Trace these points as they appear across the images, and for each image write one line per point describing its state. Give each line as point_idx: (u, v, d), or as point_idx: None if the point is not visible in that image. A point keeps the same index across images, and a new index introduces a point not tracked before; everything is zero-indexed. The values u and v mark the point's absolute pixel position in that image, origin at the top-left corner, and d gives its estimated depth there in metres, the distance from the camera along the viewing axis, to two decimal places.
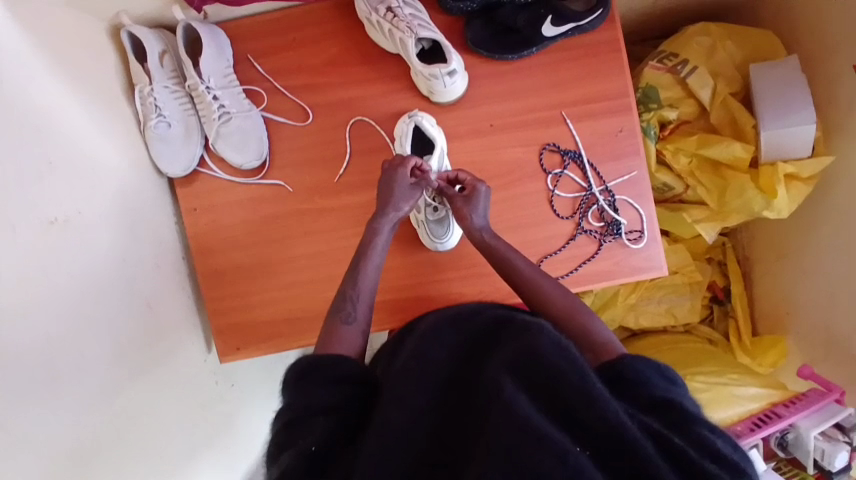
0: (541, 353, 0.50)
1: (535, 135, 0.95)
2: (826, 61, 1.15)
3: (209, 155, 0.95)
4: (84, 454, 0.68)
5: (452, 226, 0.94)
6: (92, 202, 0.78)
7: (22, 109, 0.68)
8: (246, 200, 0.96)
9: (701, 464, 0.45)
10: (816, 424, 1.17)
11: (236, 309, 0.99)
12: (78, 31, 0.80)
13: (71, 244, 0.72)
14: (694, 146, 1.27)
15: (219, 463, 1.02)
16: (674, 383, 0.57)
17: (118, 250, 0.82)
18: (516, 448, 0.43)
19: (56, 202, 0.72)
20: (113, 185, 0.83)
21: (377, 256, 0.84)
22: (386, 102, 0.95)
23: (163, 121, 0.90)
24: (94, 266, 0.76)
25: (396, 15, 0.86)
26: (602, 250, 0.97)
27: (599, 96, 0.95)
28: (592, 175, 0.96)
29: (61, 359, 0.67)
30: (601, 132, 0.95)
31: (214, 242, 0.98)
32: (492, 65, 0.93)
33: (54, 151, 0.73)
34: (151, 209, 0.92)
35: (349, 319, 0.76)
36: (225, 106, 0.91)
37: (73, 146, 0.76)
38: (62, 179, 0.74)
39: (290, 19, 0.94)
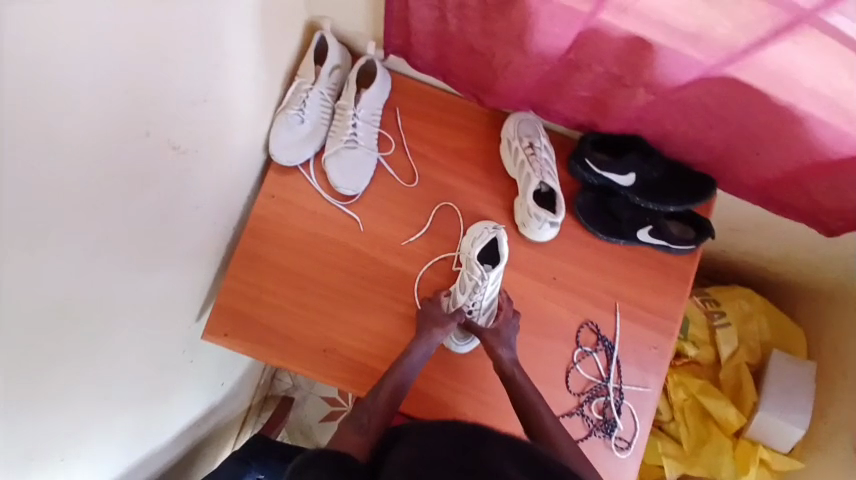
0: (536, 458, 0.70)
1: (584, 309, 1.01)
2: (838, 383, 1.24)
3: (314, 161, 1.01)
4: (61, 357, 0.64)
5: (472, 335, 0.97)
6: (210, 144, 0.81)
7: (221, 53, 0.72)
8: (319, 214, 1.01)
9: None
10: None
11: (247, 298, 0.99)
12: (292, 15, 0.87)
13: (172, 168, 0.73)
14: (695, 388, 1.32)
15: (138, 435, 0.95)
16: None
17: (198, 195, 0.83)
18: None
19: (187, 130, 0.73)
20: (231, 138, 0.87)
21: (407, 373, 0.92)
22: (482, 209, 1.02)
23: (300, 115, 0.97)
24: (172, 202, 0.76)
25: (533, 153, 0.96)
26: (588, 440, 0.99)
27: (652, 308, 1.02)
28: (613, 370, 1.00)
29: (103, 264, 0.65)
30: (637, 338, 1.01)
31: (269, 233, 1.00)
32: (581, 232, 1.01)
33: (217, 94, 0.76)
34: (241, 173, 0.96)
35: (365, 431, 0.83)
36: (357, 136, 0.98)
37: (229, 97, 0.80)
38: (204, 114, 0.75)
39: (446, 101, 1.04)
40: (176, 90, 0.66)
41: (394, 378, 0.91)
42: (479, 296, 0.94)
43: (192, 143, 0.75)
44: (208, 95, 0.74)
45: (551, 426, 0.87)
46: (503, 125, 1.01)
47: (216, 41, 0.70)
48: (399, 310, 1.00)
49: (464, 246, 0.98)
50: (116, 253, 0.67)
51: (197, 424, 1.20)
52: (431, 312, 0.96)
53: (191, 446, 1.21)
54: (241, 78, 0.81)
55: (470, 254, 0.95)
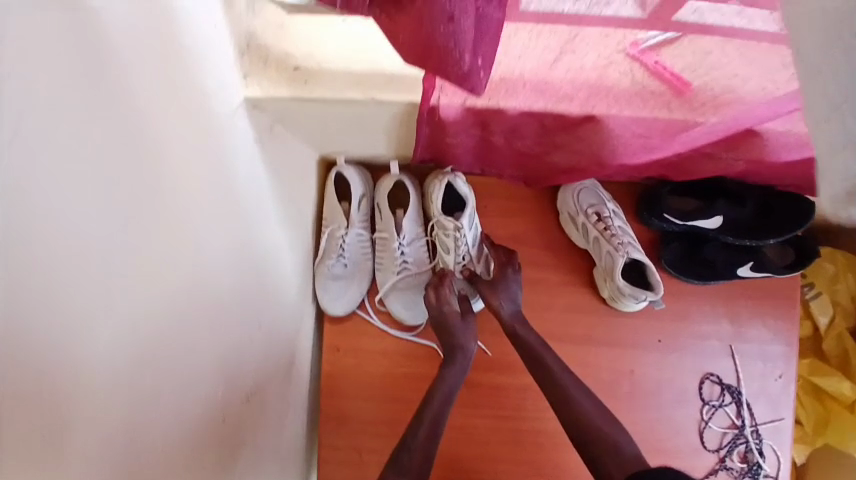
0: None
1: (699, 363, 0.93)
2: None
3: (369, 298, 0.90)
4: None
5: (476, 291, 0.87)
6: (269, 340, 0.71)
7: (253, 276, 0.64)
8: (393, 352, 0.91)
9: None
10: None
11: (349, 465, 0.90)
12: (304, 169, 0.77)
13: (245, 420, 0.64)
14: (803, 369, 1.28)
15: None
16: None
17: (273, 418, 0.74)
18: None
19: (242, 344, 0.63)
20: (288, 317, 0.77)
21: (446, 393, 0.75)
22: (562, 292, 0.92)
23: (341, 261, 0.87)
24: (253, 420, 0.67)
25: (607, 225, 0.86)
26: None
27: (768, 339, 0.94)
28: (746, 412, 0.93)
29: None
30: (761, 374, 0.93)
31: (346, 388, 0.90)
32: (673, 284, 0.93)
33: (262, 311, 0.67)
34: (303, 341, 0.86)
35: (407, 469, 0.65)
36: (408, 262, 0.88)
37: (274, 299, 0.71)
38: (250, 316, 0.64)
39: (487, 186, 0.93)
40: (222, 356, 0.58)
41: (431, 404, 0.74)
42: (463, 247, 0.84)
43: (254, 377, 0.66)
44: (251, 293, 0.64)
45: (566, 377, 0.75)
46: (559, 198, 0.90)
47: (245, 270, 0.62)
48: (508, 424, 0.92)
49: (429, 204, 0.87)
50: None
51: None
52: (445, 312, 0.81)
53: None
54: (279, 271, 0.72)
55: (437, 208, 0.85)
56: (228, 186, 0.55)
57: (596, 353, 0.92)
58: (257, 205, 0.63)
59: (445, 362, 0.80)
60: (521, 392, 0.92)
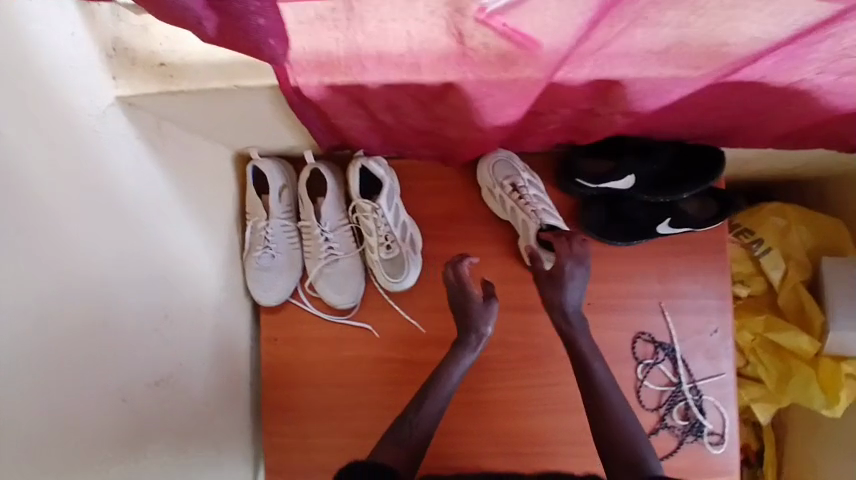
0: None
1: (631, 322, 0.94)
2: None
3: (302, 288, 0.92)
4: None
5: (408, 265, 0.88)
6: (178, 321, 0.73)
7: (162, 267, 0.70)
8: (328, 338, 0.93)
9: None
10: None
11: (294, 449, 0.93)
12: (210, 164, 0.80)
13: (158, 402, 0.70)
14: (760, 326, 1.27)
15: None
16: None
17: (206, 394, 0.80)
18: None
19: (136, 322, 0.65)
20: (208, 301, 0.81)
21: (456, 373, 0.80)
22: (491, 263, 0.94)
23: (268, 252, 0.88)
24: (160, 400, 0.71)
25: (522, 196, 0.88)
26: (682, 448, 0.94)
27: (698, 293, 0.95)
28: (683, 370, 0.94)
29: None
30: (693, 330, 0.95)
31: (285, 376, 0.93)
32: (599, 247, 0.94)
33: (181, 298, 0.74)
34: (234, 332, 0.89)
35: (403, 443, 0.73)
36: (334, 248, 0.89)
37: (193, 287, 0.77)
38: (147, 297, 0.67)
39: (410, 167, 0.95)
40: (132, 340, 0.65)
41: (440, 383, 0.79)
42: (383, 227, 0.85)
43: (180, 353, 0.74)
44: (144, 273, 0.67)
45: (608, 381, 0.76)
46: (478, 173, 0.92)
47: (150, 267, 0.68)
48: (449, 398, 0.94)
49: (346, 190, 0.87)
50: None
51: None
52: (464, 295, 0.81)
53: None
54: (195, 262, 0.77)
55: (354, 193, 0.85)
56: (96, 178, 0.58)
57: (528, 320, 0.94)
58: (155, 202, 0.68)
59: (460, 341, 0.82)
60: None
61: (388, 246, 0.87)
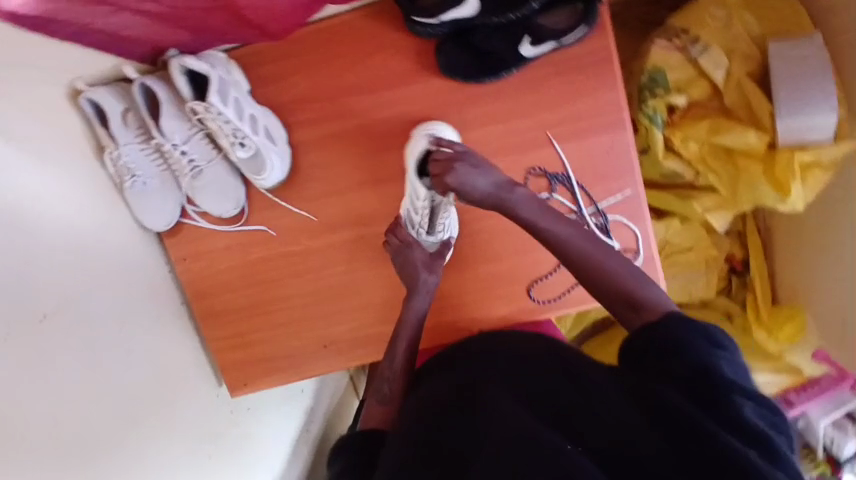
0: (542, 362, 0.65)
1: (519, 160, 0.90)
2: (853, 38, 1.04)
3: (189, 205, 0.95)
4: None
5: (267, 158, 0.87)
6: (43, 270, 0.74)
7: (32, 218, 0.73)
8: (232, 245, 0.97)
9: (724, 442, 0.50)
10: (825, 412, 1.34)
11: (239, 347, 1.03)
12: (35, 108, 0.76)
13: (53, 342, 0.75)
14: (704, 133, 1.16)
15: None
16: (717, 345, 0.60)
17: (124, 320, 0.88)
18: (526, 436, 0.55)
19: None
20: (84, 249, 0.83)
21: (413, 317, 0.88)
22: (363, 135, 0.91)
23: (137, 180, 0.90)
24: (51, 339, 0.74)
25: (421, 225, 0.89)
26: None
27: (588, 112, 0.87)
28: (583, 197, 0.91)
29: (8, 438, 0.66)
30: (589, 153, 0.89)
31: (208, 287, 1.00)
32: (469, 89, 0.87)
33: (59, 241, 0.78)
34: (138, 262, 0.94)
35: (388, 399, 0.82)
36: (195, 159, 0.88)
37: (69, 229, 0.80)
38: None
39: (254, 53, 0.88)
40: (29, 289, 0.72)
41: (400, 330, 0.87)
42: (227, 124, 0.82)
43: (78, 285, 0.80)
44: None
45: (584, 243, 0.75)
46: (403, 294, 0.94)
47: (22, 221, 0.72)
48: (361, 275, 0.97)
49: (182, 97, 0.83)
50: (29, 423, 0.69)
51: (304, 432, 1.26)
52: (411, 257, 0.89)
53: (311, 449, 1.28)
54: (62, 207, 0.79)
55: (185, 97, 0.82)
56: None
57: None
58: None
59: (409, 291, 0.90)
60: (361, 243, 0.96)
61: (242, 143, 0.85)
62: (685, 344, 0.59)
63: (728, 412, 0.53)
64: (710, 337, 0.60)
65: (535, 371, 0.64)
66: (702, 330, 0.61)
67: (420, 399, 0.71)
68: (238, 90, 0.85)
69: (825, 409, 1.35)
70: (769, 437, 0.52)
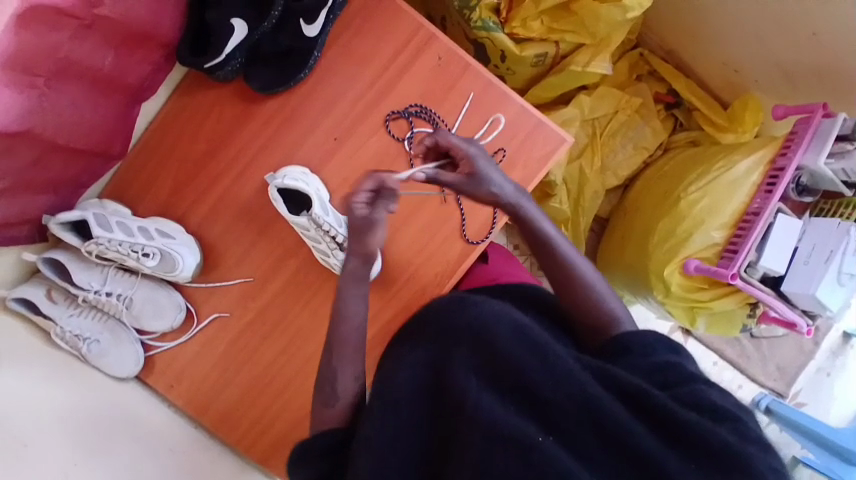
0: (505, 347, 0.58)
1: (375, 119, 0.97)
2: None
3: (147, 337, 1.00)
4: None
5: (173, 253, 0.93)
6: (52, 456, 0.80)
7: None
8: (201, 347, 1.01)
9: (688, 423, 0.53)
10: (820, 152, 1.15)
11: (262, 435, 1.02)
12: None
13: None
14: (534, 8, 1.21)
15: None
16: (674, 351, 0.65)
17: (137, 467, 0.89)
18: (495, 430, 0.52)
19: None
20: (80, 418, 0.87)
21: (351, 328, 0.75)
22: (245, 185, 0.98)
23: (90, 341, 0.95)
24: None
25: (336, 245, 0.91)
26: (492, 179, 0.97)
27: (400, 43, 0.95)
28: (440, 122, 0.96)
29: None
30: (426, 71, 0.95)
31: (204, 397, 1.01)
32: (297, 92, 0.96)
33: (59, 423, 0.84)
34: (132, 407, 0.98)
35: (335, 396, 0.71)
36: (121, 293, 0.96)
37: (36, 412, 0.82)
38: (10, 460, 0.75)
39: (128, 179, 1.01)
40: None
41: (340, 351, 0.74)
42: (124, 244, 0.91)
43: (73, 453, 0.83)
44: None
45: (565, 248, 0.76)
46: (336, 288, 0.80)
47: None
48: (319, 301, 1.00)
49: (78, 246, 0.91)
50: None
51: None
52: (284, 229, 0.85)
53: None
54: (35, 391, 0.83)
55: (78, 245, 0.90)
56: None
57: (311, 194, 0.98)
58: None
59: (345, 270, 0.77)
60: (302, 272, 1.00)
61: (145, 253, 0.92)
62: (649, 349, 0.64)
63: (692, 392, 0.57)
64: (669, 346, 0.65)
65: (503, 357, 0.58)
66: (657, 338, 0.65)
67: (383, 377, 0.64)
68: (117, 216, 0.94)
69: (818, 148, 1.16)
70: (736, 413, 0.56)
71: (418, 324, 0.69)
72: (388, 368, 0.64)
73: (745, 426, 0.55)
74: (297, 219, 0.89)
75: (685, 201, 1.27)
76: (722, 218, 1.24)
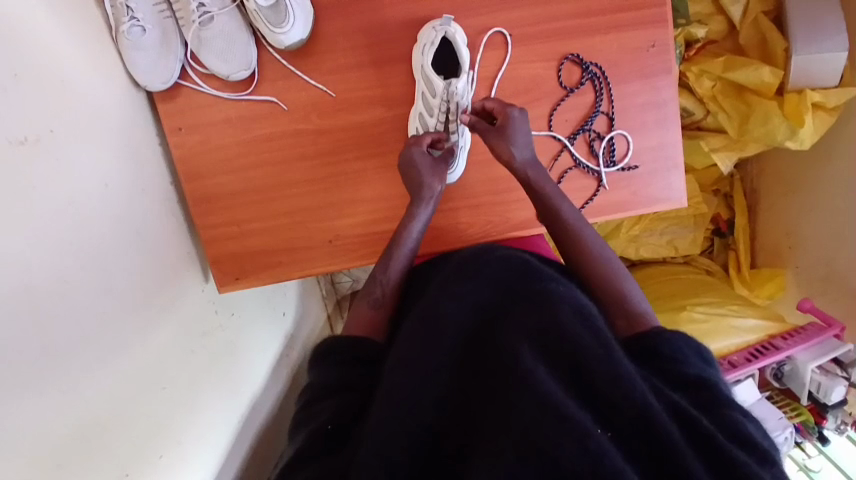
0: (566, 327, 0.55)
1: (554, 48, 0.89)
2: None
3: (192, 67, 0.86)
4: (62, 366, 0.62)
5: (290, 11, 0.81)
6: (61, 113, 0.67)
7: (11, 27, 0.60)
8: (235, 117, 0.89)
9: (733, 457, 0.49)
10: (814, 357, 1.14)
11: (231, 237, 0.93)
12: None
13: (88, 199, 0.70)
14: (719, 69, 1.19)
15: (222, 406, 0.97)
16: (706, 361, 0.62)
17: (112, 184, 0.74)
18: (547, 402, 0.48)
19: (24, 114, 0.61)
20: (86, 95, 0.72)
21: (409, 246, 0.82)
22: (398, 6, 0.87)
23: (136, 24, 0.79)
24: (72, 191, 0.67)
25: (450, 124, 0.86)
26: (603, 183, 0.93)
27: (630, 4, 0.88)
28: (604, 98, 0.91)
29: (42, 281, 0.61)
30: (629, 46, 0.89)
31: (204, 163, 0.90)
32: None
33: (67, 83, 0.68)
34: (132, 122, 0.82)
35: (379, 303, 0.76)
36: (204, 4, 0.81)
37: (45, 48, 0.65)
38: (29, 91, 0.62)
39: None
40: (26, 122, 0.61)
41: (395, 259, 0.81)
42: None
43: (59, 120, 0.66)
44: (14, 71, 0.60)
45: (593, 242, 0.79)
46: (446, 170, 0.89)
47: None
48: (373, 163, 0.91)
49: None
50: (81, 276, 0.67)
51: (284, 354, 1.24)
52: (413, 158, 0.83)
53: (292, 374, 1.27)
54: (61, 40, 0.68)
55: None
56: None
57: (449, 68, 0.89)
58: None
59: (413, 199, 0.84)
60: (382, 126, 0.90)
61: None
62: (680, 357, 0.60)
63: (730, 424, 0.53)
64: (700, 353, 0.62)
65: (567, 335, 0.54)
66: (691, 343, 0.62)
67: (430, 307, 0.62)
68: None
69: (815, 354, 1.15)
70: (773, 456, 0.52)
71: (469, 271, 0.67)
72: (431, 305, 0.62)
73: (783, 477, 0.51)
74: (434, 80, 0.84)
75: (688, 313, 1.31)
76: None
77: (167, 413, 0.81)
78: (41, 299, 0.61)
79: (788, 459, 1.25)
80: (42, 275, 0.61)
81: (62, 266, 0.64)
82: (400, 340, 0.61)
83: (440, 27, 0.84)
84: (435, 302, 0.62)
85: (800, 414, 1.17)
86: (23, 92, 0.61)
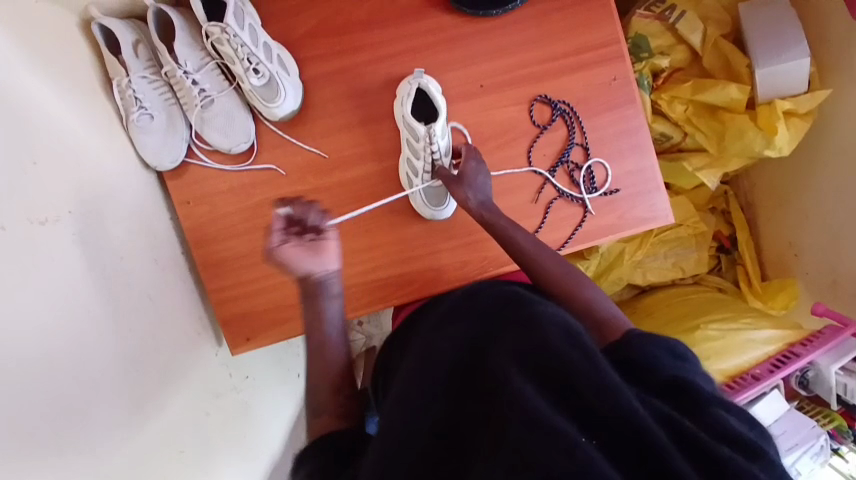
0: (548, 343, 0.54)
1: (525, 92, 0.97)
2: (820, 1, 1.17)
3: (196, 145, 0.95)
4: (85, 431, 0.65)
5: (282, 88, 0.90)
6: (78, 195, 0.74)
7: (31, 124, 0.69)
8: (238, 187, 0.96)
9: (721, 452, 0.48)
10: (836, 359, 1.13)
11: (241, 298, 0.97)
12: (51, 31, 0.76)
13: (103, 272, 0.75)
14: (689, 92, 1.26)
15: (238, 470, 0.97)
16: (680, 358, 0.60)
17: (126, 255, 0.81)
18: (533, 420, 0.48)
19: (43, 197, 0.68)
20: (98, 178, 0.79)
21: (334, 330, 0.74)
22: (379, 71, 0.96)
23: (145, 112, 0.89)
24: (89, 264, 0.73)
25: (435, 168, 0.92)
26: (588, 210, 0.97)
27: (590, 45, 0.96)
28: (577, 130, 0.97)
29: (63, 348, 0.65)
30: (595, 82, 0.96)
31: (211, 231, 0.96)
32: (478, 24, 0.96)
33: (83, 171, 0.76)
34: (143, 200, 0.89)
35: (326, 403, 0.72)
36: (206, 89, 0.91)
37: (61, 141, 0.74)
38: (48, 176, 0.70)
39: None
40: (44, 204, 0.68)
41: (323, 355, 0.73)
42: (242, 48, 0.86)
43: (75, 202, 0.73)
44: (34, 159, 0.68)
45: (559, 269, 0.79)
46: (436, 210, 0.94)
47: (13, 119, 0.66)
48: (368, 214, 0.97)
49: (194, 23, 0.91)
50: (100, 343, 0.71)
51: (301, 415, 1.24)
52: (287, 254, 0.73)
53: None
54: (76, 134, 0.77)
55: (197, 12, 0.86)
56: None
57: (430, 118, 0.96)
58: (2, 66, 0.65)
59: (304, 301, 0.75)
60: (373, 179, 0.97)
61: (256, 70, 0.88)
62: (654, 362, 0.58)
63: (713, 420, 0.52)
64: (671, 350, 0.60)
65: (548, 349, 0.54)
66: (664, 343, 0.60)
67: (426, 345, 0.63)
68: (257, 23, 0.91)
69: (835, 355, 1.14)
70: (763, 449, 0.51)
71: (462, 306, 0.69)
72: (429, 343, 0.63)
73: (777, 470, 0.50)
74: (416, 127, 0.90)
75: (702, 332, 1.29)
76: (723, 365, 1.24)
77: (186, 478, 0.82)
78: (62, 368, 0.64)
79: (830, 471, 1.18)
80: (63, 345, 0.65)
81: (83, 334, 0.69)
82: (400, 377, 0.63)
83: (416, 81, 0.91)
84: (430, 339, 0.65)
85: (833, 420, 1.14)
86: (42, 179, 0.69)
